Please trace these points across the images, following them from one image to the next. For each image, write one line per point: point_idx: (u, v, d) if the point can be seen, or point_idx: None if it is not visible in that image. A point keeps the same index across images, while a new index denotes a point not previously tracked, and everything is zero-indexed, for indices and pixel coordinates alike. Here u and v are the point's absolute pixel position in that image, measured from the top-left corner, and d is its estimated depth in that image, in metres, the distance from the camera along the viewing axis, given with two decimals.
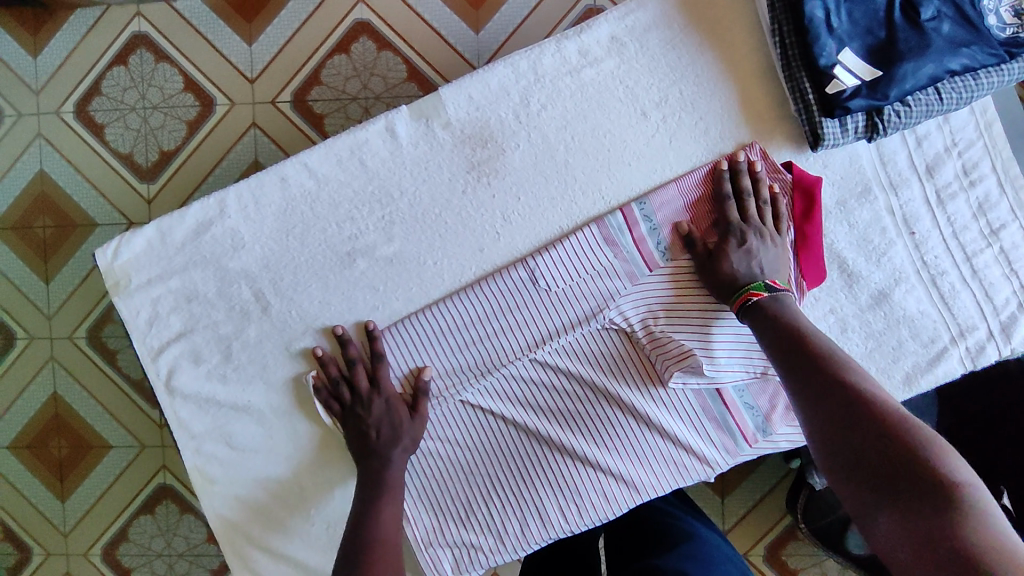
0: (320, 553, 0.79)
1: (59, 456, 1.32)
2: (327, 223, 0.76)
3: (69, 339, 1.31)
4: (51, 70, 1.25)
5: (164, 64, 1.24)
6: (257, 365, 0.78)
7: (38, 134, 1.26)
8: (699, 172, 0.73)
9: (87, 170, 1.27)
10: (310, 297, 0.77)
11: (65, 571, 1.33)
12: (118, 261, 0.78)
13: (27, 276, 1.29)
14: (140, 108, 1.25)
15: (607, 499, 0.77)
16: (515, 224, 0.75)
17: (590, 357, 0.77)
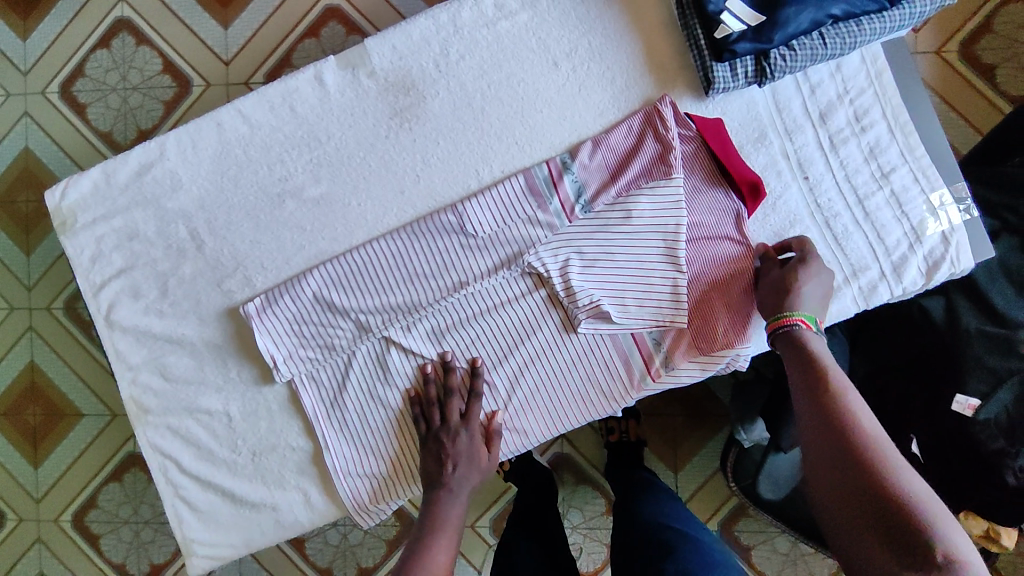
0: (246, 481, 0.82)
1: (34, 423, 1.37)
2: (259, 165, 0.81)
3: (47, 311, 1.36)
4: (39, 52, 1.32)
5: (145, 46, 1.30)
6: (191, 300, 0.83)
7: (23, 114, 1.32)
8: (612, 131, 0.77)
9: (68, 146, 1.33)
10: (242, 236, 0.82)
11: (36, 535, 1.37)
12: (67, 201, 0.83)
13: (8, 252, 1.35)
14: (122, 89, 1.31)
15: (523, 434, 0.81)
16: (435, 167, 0.80)
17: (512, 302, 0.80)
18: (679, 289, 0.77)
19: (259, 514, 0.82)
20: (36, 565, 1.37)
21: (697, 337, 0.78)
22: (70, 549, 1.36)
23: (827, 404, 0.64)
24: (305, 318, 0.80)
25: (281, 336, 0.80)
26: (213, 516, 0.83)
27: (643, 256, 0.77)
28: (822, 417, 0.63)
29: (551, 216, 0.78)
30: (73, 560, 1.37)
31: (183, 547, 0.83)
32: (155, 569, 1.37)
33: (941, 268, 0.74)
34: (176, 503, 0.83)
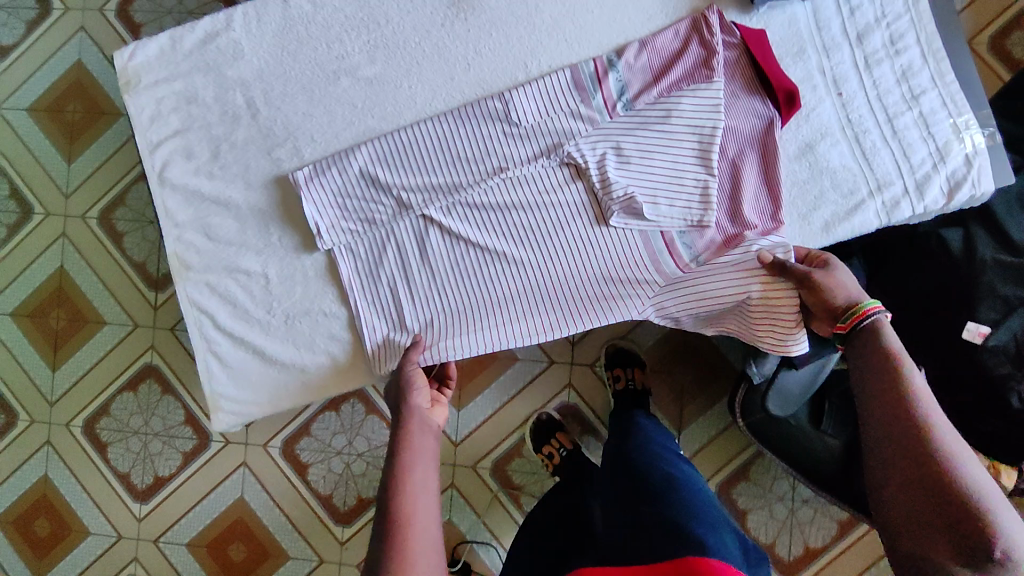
0: (276, 342, 0.86)
1: (57, 326, 1.41)
2: (318, 43, 0.85)
3: (82, 219, 1.41)
4: None
5: None
6: (241, 165, 0.87)
7: (82, 29, 1.41)
8: (659, 35, 0.81)
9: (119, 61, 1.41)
10: (295, 108, 0.86)
11: (45, 438, 1.40)
12: (133, 62, 0.87)
13: (52, 156, 1.41)
14: (176, 13, 1.40)
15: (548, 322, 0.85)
16: (485, 57, 0.84)
17: (548, 191, 0.83)
18: (709, 193, 0.80)
19: (288, 377, 0.86)
20: (43, 466, 1.40)
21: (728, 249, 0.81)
22: (78, 452, 1.40)
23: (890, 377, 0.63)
24: (351, 188, 0.84)
25: (326, 203, 0.84)
26: (243, 374, 0.86)
27: (678, 155, 0.80)
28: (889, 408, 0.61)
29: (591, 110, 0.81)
30: (80, 468, 1.40)
31: (211, 401, 0.86)
32: (157, 482, 1.39)
33: (963, 189, 0.77)
34: (209, 358, 0.86)
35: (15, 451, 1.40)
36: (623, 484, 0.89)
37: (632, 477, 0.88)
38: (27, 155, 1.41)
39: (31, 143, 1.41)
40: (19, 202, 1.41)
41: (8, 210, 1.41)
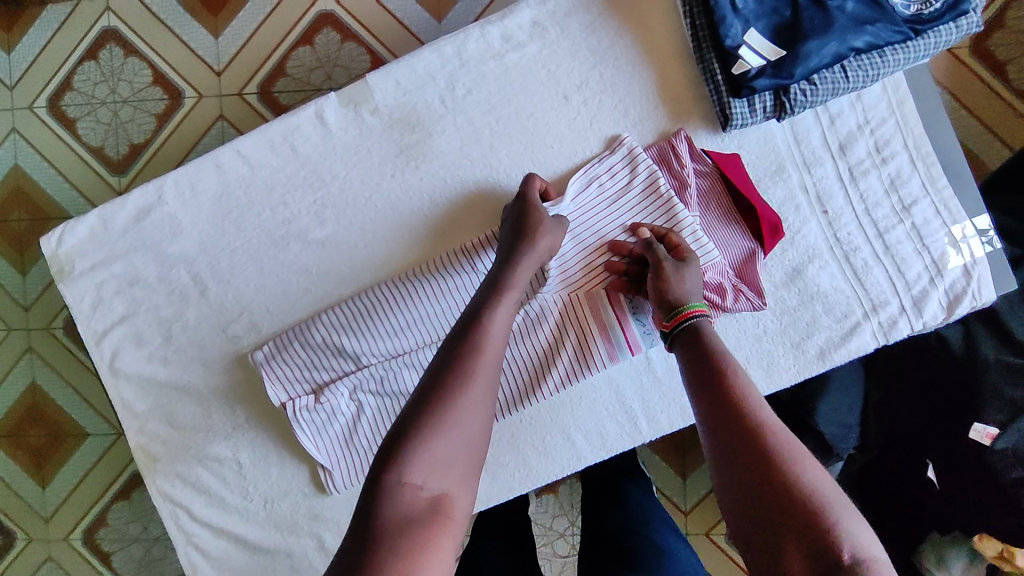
0: (260, 527, 0.81)
1: (39, 443, 1.33)
2: (261, 207, 0.79)
3: (46, 330, 1.33)
4: (24, 64, 1.26)
5: (133, 57, 1.25)
6: (196, 347, 0.80)
7: (11, 130, 1.27)
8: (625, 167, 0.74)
9: (59, 163, 1.27)
10: (246, 281, 0.80)
11: (45, 555, 1.34)
12: (63, 248, 0.80)
13: (1, 269, 1.30)
14: (111, 102, 1.27)
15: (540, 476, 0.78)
16: (444, 207, 0.77)
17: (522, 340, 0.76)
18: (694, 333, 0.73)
19: (278, 560, 0.82)
20: None
21: None
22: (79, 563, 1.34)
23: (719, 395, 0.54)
24: (315, 361, 0.79)
25: (289, 380, 0.79)
26: (228, 562, 0.82)
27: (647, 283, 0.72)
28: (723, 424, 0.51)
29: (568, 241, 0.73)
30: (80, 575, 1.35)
31: None
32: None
33: (963, 302, 0.72)
34: (190, 551, 0.81)
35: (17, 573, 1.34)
36: (600, 551, 0.84)
37: (612, 538, 0.85)
38: None
39: None
40: None
41: None
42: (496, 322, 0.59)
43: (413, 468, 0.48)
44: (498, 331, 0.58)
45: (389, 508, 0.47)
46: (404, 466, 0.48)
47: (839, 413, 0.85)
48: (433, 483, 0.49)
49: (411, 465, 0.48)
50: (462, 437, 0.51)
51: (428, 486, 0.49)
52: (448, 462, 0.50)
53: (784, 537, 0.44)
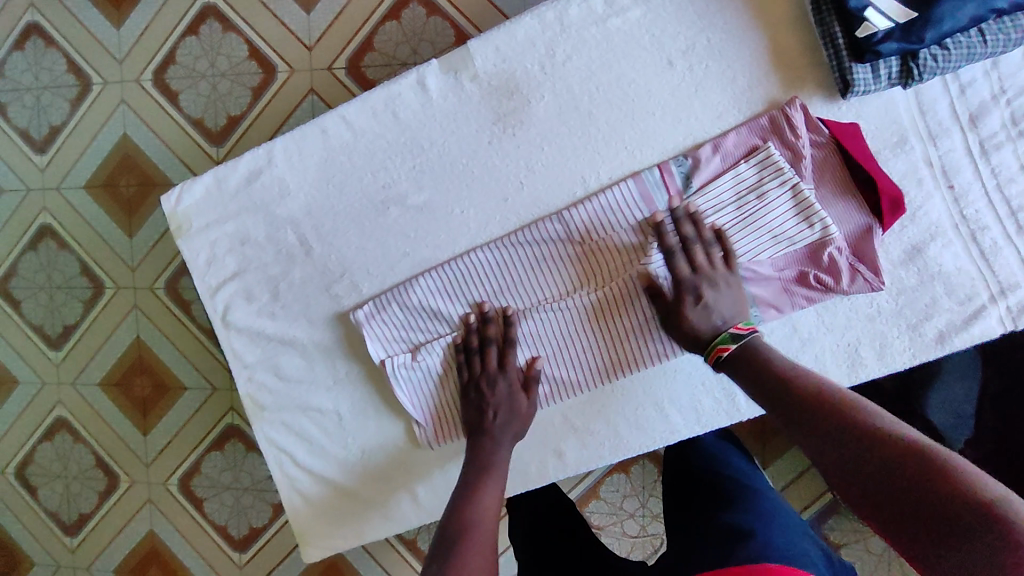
0: (356, 478, 0.86)
1: (143, 393, 1.57)
2: (363, 173, 0.81)
3: (148, 288, 1.58)
4: (131, 41, 1.46)
5: (231, 33, 1.42)
6: (301, 305, 0.85)
7: (122, 102, 1.50)
8: (731, 137, 0.72)
9: (163, 133, 1.50)
10: (348, 243, 0.83)
11: (147, 496, 1.56)
12: (182, 206, 0.86)
13: (113, 231, 1.52)
14: (211, 75, 1.45)
15: (625, 445, 0.79)
16: (539, 174, 0.77)
17: (623, 310, 0.76)
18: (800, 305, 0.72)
19: (372, 510, 0.86)
20: (149, 522, 1.56)
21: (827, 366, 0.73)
22: (176, 507, 1.56)
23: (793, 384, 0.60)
24: (415, 322, 0.81)
25: (388, 339, 0.82)
26: (324, 508, 0.87)
27: (753, 257, 0.72)
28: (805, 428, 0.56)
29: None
30: (174, 514, 1.56)
31: (301, 537, 0.88)
32: (251, 533, 1.59)
33: None
34: (293, 494, 0.87)
35: (122, 508, 1.57)
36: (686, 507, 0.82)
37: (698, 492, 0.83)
38: (97, 238, 1.54)
39: (94, 222, 1.53)
40: (90, 276, 1.55)
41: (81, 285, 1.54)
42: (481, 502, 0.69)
43: None
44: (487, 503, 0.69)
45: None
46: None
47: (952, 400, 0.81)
48: None
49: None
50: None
51: None
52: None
53: (882, 479, 0.48)
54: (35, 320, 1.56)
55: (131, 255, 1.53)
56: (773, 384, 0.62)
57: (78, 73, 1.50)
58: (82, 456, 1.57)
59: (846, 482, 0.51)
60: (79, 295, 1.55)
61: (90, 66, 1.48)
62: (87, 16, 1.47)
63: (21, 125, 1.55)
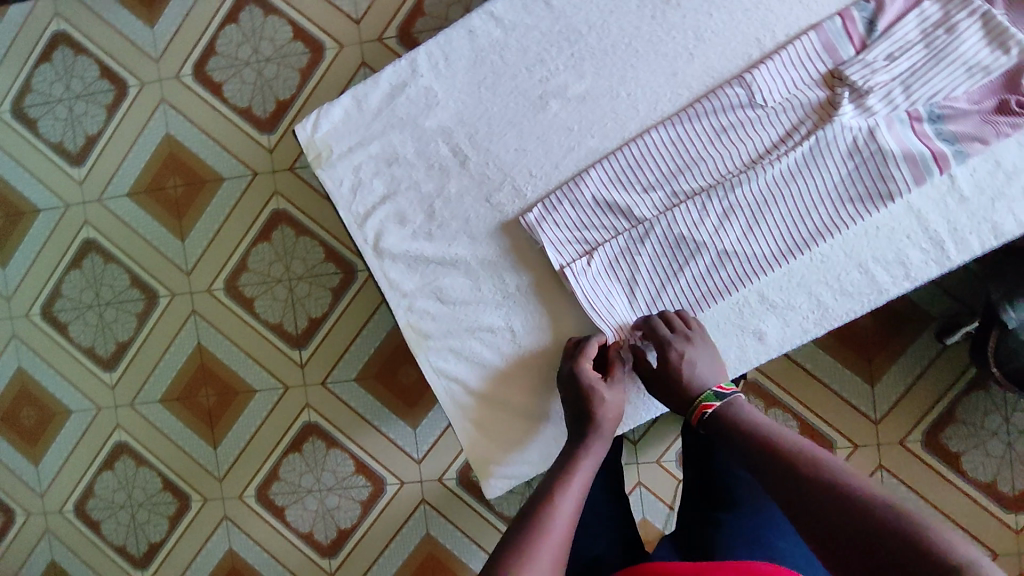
0: (537, 395, 0.80)
1: (209, 404, 1.58)
2: (517, 69, 0.78)
3: (208, 291, 1.58)
4: (166, 39, 1.59)
5: (273, 17, 1.55)
6: (459, 219, 0.80)
7: (162, 99, 1.59)
8: None
9: (210, 129, 1.58)
10: (506, 146, 0.79)
11: (223, 512, 1.56)
12: (320, 133, 0.81)
13: (166, 239, 1.60)
14: (254, 62, 1.56)
15: (828, 314, 0.75)
16: (710, 42, 0.75)
17: (819, 168, 0.72)
18: (1005, 131, 0.68)
19: (556, 429, 0.80)
20: (227, 540, 1.56)
21: None
22: (256, 519, 1.55)
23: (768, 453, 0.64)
24: (589, 216, 0.77)
25: (561, 238, 0.78)
26: (503, 435, 0.81)
27: (949, 93, 0.70)
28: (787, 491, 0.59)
29: (862, 63, 0.71)
30: (252, 525, 1.55)
31: (481, 469, 0.81)
32: (341, 534, 1.52)
33: None
34: (467, 424, 0.81)
35: (199, 528, 1.57)
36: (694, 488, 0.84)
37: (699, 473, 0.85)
38: (147, 246, 1.60)
39: (143, 229, 1.60)
40: (142, 287, 1.60)
41: (135, 291, 1.60)
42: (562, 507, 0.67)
43: None
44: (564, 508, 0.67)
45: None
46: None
47: None
48: None
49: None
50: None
51: None
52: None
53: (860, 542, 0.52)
54: (86, 342, 1.62)
55: (185, 259, 1.58)
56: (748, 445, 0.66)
57: (116, 78, 1.61)
58: (150, 480, 1.59)
59: (826, 542, 0.54)
60: (133, 308, 1.60)
61: (126, 70, 1.60)
62: (125, 24, 1.60)
63: (53, 138, 1.63)
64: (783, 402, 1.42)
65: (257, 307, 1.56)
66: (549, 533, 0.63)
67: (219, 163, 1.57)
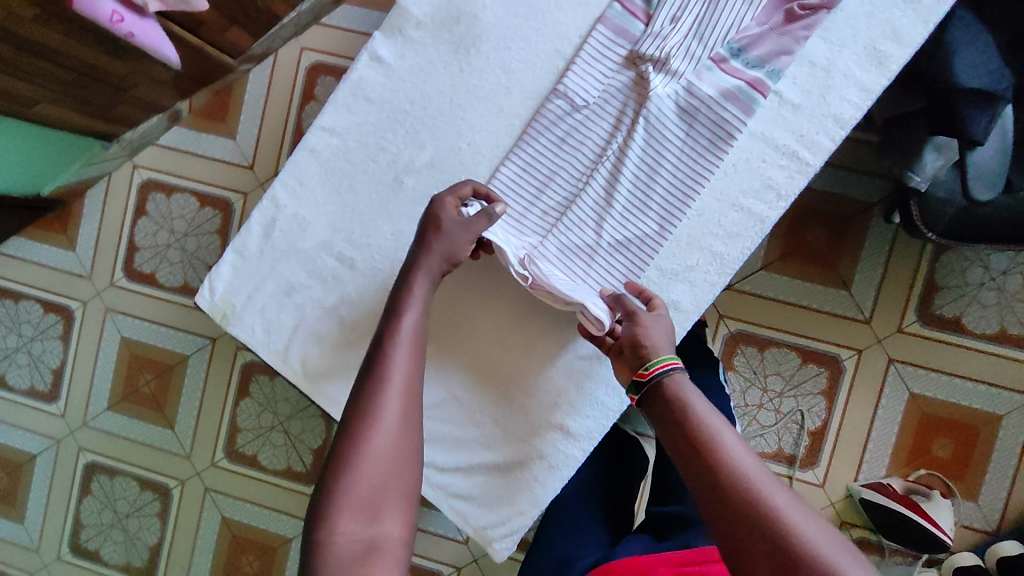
0: (500, 446, 0.81)
1: (253, 569, 1.58)
2: (366, 164, 0.82)
3: (212, 465, 1.60)
4: (91, 255, 1.67)
5: (176, 194, 1.62)
6: (369, 318, 0.83)
7: (107, 310, 1.66)
8: None
9: (160, 319, 1.63)
10: (383, 235, 0.82)
11: None
12: (218, 295, 0.85)
13: (157, 433, 1.63)
14: (174, 241, 1.63)
15: (723, 260, 0.77)
16: (518, 70, 0.79)
17: (658, 137, 0.75)
18: (800, 38, 0.72)
19: (530, 472, 0.80)
20: None
21: (861, 71, 0.73)
22: None
23: (697, 449, 0.62)
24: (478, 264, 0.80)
25: None
26: (488, 496, 0.81)
27: (739, 27, 0.74)
28: (712, 494, 0.59)
29: (652, 35, 0.76)
30: None
31: (481, 538, 0.81)
32: None
33: None
34: (451, 501, 0.81)
35: None
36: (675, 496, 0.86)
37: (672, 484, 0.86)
38: (142, 447, 1.63)
39: (133, 433, 1.64)
40: (152, 487, 1.63)
41: (147, 493, 1.62)
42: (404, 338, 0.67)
43: (339, 522, 0.57)
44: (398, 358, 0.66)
45: (328, 560, 0.55)
46: (329, 519, 0.57)
47: (983, 57, 0.81)
48: (365, 529, 0.58)
49: (338, 521, 0.57)
50: (377, 474, 0.60)
51: (355, 535, 0.57)
52: (376, 507, 0.59)
53: (765, 550, 0.55)
54: (121, 559, 1.63)
55: (181, 444, 1.61)
56: (677, 434, 0.65)
57: (61, 308, 1.67)
58: None
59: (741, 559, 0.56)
60: (151, 510, 1.62)
61: (67, 297, 1.67)
62: (50, 257, 1.67)
63: (24, 385, 1.69)
64: (777, 339, 1.42)
65: (261, 460, 1.58)
66: (386, 382, 0.64)
67: (178, 344, 1.62)
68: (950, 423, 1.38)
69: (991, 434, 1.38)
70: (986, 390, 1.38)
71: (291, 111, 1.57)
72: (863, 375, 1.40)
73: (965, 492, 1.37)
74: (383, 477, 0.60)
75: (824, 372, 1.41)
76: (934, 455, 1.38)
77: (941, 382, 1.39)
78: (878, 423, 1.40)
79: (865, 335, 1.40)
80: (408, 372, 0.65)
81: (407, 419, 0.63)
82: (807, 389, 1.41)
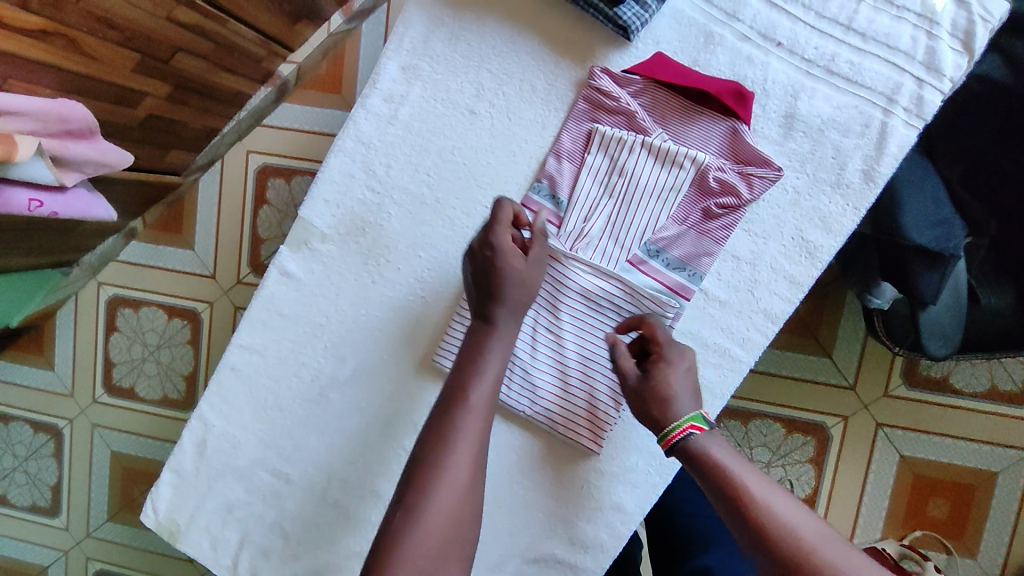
0: None
1: None
2: (289, 379, 0.78)
3: None
4: (70, 373, 1.65)
5: (144, 308, 1.60)
6: (314, 533, 0.79)
7: (94, 426, 1.64)
8: (566, 135, 0.73)
9: (145, 430, 1.62)
10: (316, 448, 0.79)
11: None
12: (162, 514, 0.81)
13: (160, 540, 1.64)
14: (149, 354, 1.61)
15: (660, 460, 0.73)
16: (430, 280, 0.76)
17: (584, 319, 0.72)
18: (720, 237, 0.70)
19: None
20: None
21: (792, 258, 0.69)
22: None
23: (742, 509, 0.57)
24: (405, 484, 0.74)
25: None
26: None
27: (655, 227, 0.71)
28: (766, 557, 0.54)
29: (566, 238, 0.72)
30: None
31: None
32: None
33: (976, 33, 0.69)
34: None
35: None
36: None
37: None
38: (147, 555, 1.64)
39: (136, 542, 1.65)
40: None
41: None
42: (479, 388, 0.61)
43: (406, 565, 0.53)
44: (476, 400, 0.60)
45: None
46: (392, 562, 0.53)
47: (927, 205, 0.76)
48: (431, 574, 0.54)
49: (403, 563, 0.53)
50: (444, 527, 0.55)
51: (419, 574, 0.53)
52: (444, 547, 0.55)
53: None
54: None
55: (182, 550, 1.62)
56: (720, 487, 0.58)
57: (49, 427, 1.66)
58: None
59: None
60: None
61: (53, 415, 1.66)
62: (31, 377, 1.66)
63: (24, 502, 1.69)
64: (760, 411, 1.30)
65: None
66: (461, 431, 0.58)
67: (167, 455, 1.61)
68: (947, 482, 1.27)
69: (989, 490, 1.27)
70: (982, 448, 1.27)
71: (244, 221, 1.54)
72: (851, 443, 1.28)
73: (963, 550, 1.27)
74: (449, 523, 0.55)
75: (812, 441, 1.29)
76: (930, 516, 1.27)
77: (933, 443, 1.28)
78: (869, 489, 1.28)
79: (851, 402, 1.29)
80: (484, 408, 0.60)
81: (476, 471, 0.58)
82: (795, 458, 1.29)
